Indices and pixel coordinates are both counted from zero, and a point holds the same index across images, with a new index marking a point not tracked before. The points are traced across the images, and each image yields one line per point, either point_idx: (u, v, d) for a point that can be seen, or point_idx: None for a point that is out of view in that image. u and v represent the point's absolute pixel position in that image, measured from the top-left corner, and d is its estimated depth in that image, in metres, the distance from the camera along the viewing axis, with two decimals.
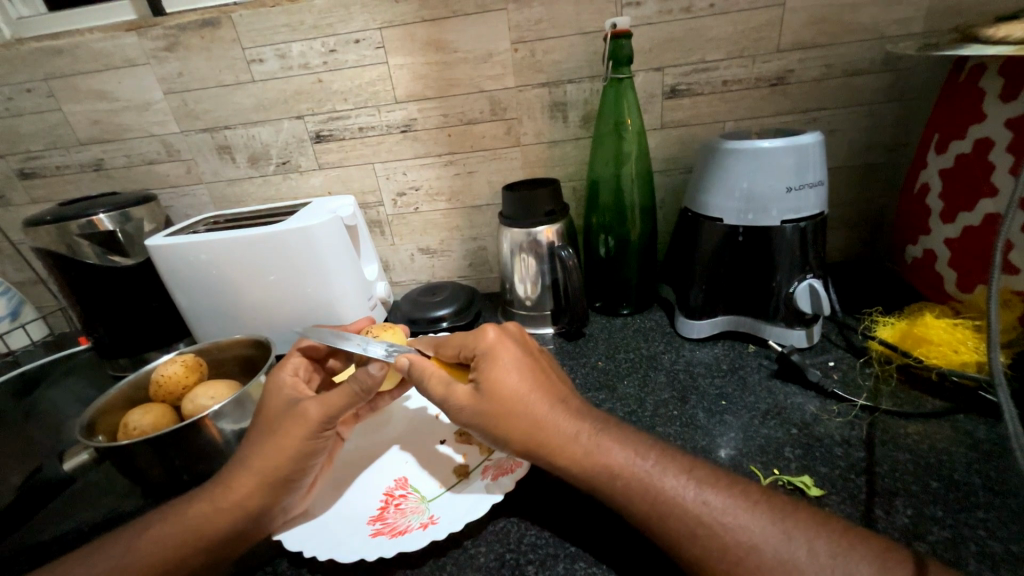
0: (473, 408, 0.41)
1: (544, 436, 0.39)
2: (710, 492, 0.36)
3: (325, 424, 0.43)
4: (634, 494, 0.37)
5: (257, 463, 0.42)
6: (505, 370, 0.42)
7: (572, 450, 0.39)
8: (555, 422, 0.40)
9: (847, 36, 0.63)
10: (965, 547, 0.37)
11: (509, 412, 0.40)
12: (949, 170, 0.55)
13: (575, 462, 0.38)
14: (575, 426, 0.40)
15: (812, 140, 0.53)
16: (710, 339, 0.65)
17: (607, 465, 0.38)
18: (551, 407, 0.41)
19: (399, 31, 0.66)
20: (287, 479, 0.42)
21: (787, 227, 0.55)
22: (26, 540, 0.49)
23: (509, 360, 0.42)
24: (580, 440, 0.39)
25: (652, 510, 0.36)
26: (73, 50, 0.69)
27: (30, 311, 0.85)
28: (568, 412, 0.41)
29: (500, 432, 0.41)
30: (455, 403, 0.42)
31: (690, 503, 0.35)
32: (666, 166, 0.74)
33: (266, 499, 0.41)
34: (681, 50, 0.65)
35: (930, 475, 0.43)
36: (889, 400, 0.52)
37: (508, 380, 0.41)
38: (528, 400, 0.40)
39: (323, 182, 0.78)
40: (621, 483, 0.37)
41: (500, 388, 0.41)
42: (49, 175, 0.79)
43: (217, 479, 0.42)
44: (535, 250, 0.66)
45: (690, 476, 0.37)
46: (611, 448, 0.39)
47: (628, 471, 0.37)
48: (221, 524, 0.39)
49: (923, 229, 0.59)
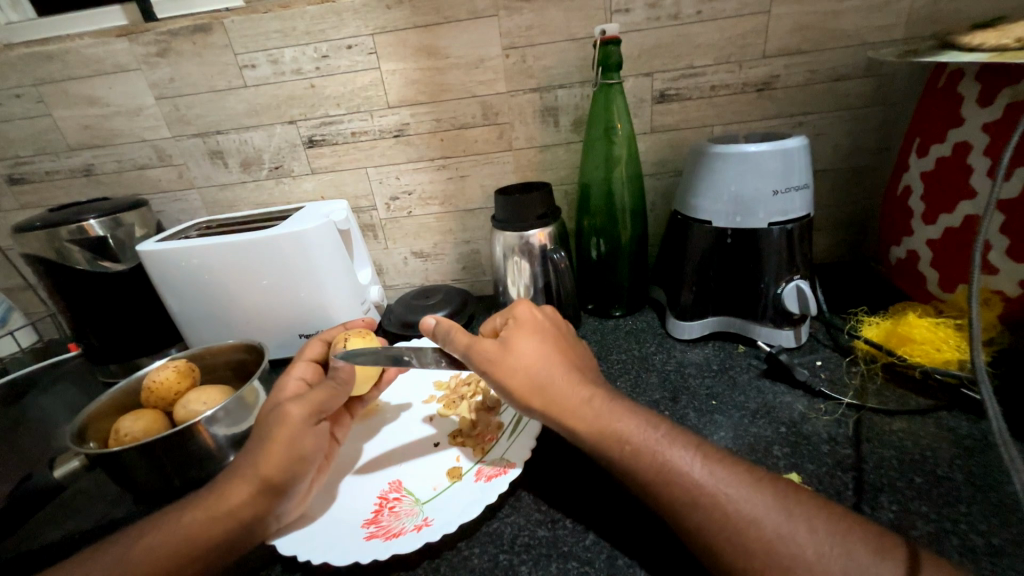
0: (494, 356, 0.43)
1: (556, 394, 0.41)
2: (716, 466, 0.37)
3: (310, 419, 0.44)
4: (642, 463, 0.37)
5: (250, 470, 0.41)
6: (530, 334, 0.45)
7: (584, 412, 0.40)
8: (568, 385, 0.42)
9: (831, 42, 0.65)
10: (948, 540, 0.38)
11: (529, 364, 0.43)
12: (930, 172, 0.56)
13: (587, 424, 0.40)
14: (590, 391, 0.42)
15: (797, 145, 0.54)
16: (701, 340, 0.66)
17: (616, 432, 0.39)
18: (568, 372, 0.43)
19: (392, 37, 0.67)
20: (281, 484, 0.41)
21: (774, 229, 0.56)
22: (20, 549, 0.49)
23: (534, 326, 0.46)
24: (592, 404, 0.41)
25: (658, 479, 0.36)
26: (63, 55, 0.69)
27: (18, 318, 0.84)
28: (582, 380, 0.43)
29: (518, 379, 0.42)
30: (477, 351, 0.44)
31: (697, 474, 0.36)
32: (656, 169, 0.75)
33: (260, 508, 0.40)
34: (670, 55, 0.67)
35: (915, 471, 0.44)
36: (875, 398, 0.53)
37: (533, 341, 0.44)
38: (550, 361, 0.43)
39: (316, 186, 0.78)
40: (630, 449, 0.38)
41: (522, 342, 0.44)
42: (38, 180, 0.78)
43: (207, 490, 0.41)
44: (528, 252, 0.67)
45: (695, 449, 0.38)
46: (620, 417, 0.40)
47: (636, 440, 0.38)
48: (216, 532, 0.39)
49: (906, 229, 0.60)
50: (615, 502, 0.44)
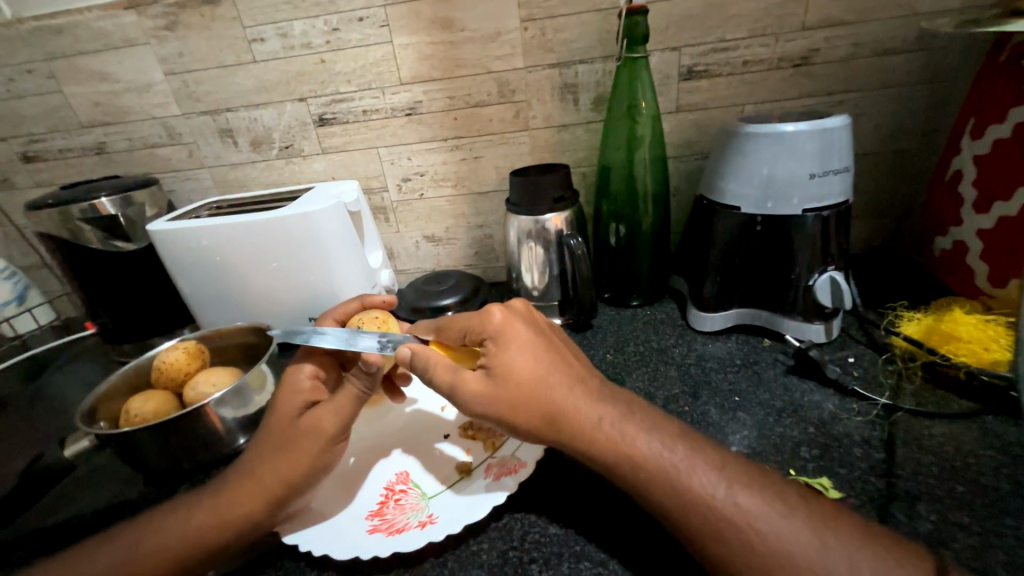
0: (483, 394, 0.40)
1: (565, 424, 0.38)
2: (742, 491, 0.34)
3: (337, 435, 0.43)
4: (657, 490, 0.35)
5: (267, 475, 0.40)
6: (518, 354, 0.40)
7: (595, 437, 0.37)
8: (577, 406, 0.39)
9: (878, 11, 0.60)
10: (993, 555, 0.35)
11: (528, 397, 0.39)
12: (984, 156, 0.51)
13: (599, 451, 0.37)
14: (597, 411, 0.38)
15: (839, 124, 0.50)
16: (723, 333, 0.63)
17: (631, 455, 0.36)
18: (572, 393, 0.39)
19: (405, 9, 0.63)
20: (298, 492, 0.41)
21: (808, 216, 0.52)
22: (32, 525, 0.49)
23: (520, 343, 0.41)
24: (603, 426, 0.38)
25: (675, 508, 0.34)
26: (72, 29, 0.67)
27: (36, 296, 0.85)
28: (588, 396, 0.39)
29: (521, 419, 0.39)
30: (464, 388, 0.40)
31: (721, 506, 0.33)
32: (681, 151, 0.71)
33: (270, 514, 0.40)
34: (699, 28, 0.62)
35: (955, 478, 0.41)
36: (912, 399, 0.49)
37: (522, 365, 0.39)
38: (547, 382, 0.39)
39: (327, 167, 0.76)
40: (644, 475, 0.35)
41: (513, 375, 0.39)
42: (52, 158, 0.78)
43: (221, 490, 0.41)
44: (543, 237, 0.64)
45: (722, 474, 0.35)
46: (634, 438, 0.37)
47: (650, 465, 0.36)
48: (223, 537, 0.39)
49: (953, 219, 0.56)
50: (627, 505, 0.42)
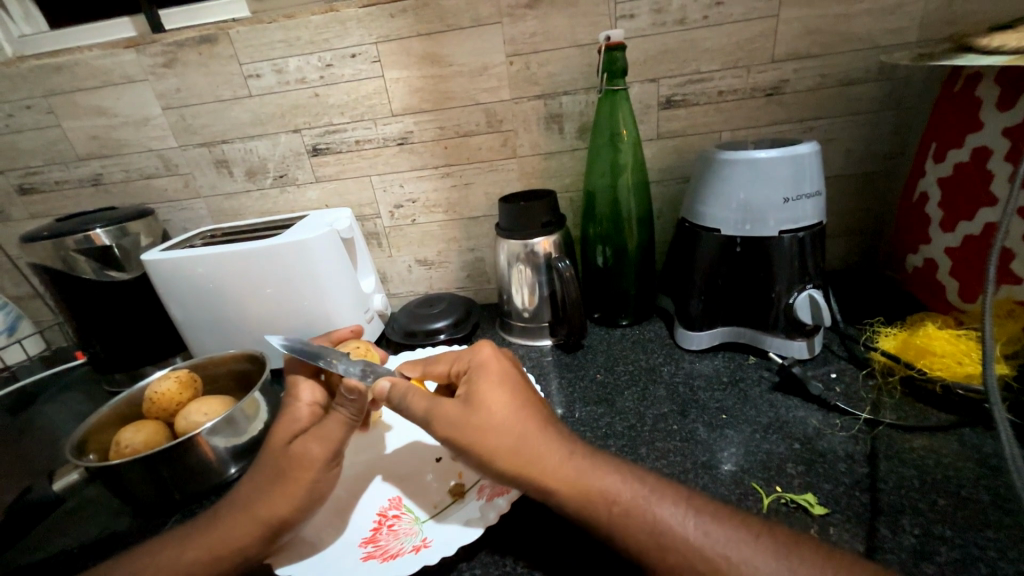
0: (457, 420, 0.40)
1: (537, 453, 0.38)
2: (712, 524, 0.35)
3: (330, 459, 0.43)
4: (631, 525, 0.35)
5: (252, 511, 0.40)
6: (497, 386, 0.42)
7: (567, 469, 0.38)
8: (550, 438, 0.40)
9: (843, 45, 0.63)
10: (975, 568, 0.35)
11: (502, 424, 0.39)
12: (947, 178, 0.54)
13: (570, 483, 0.37)
14: (570, 446, 0.40)
15: (808, 151, 0.53)
16: (709, 351, 0.65)
17: (602, 489, 0.37)
18: (545, 426, 0.40)
19: (395, 46, 0.66)
20: (286, 527, 0.41)
21: (785, 237, 0.54)
22: (17, 560, 0.49)
23: (500, 376, 0.43)
24: (575, 459, 0.39)
25: (649, 541, 0.34)
26: (73, 67, 0.69)
27: (26, 326, 0.85)
28: (560, 432, 0.41)
29: (491, 444, 0.38)
30: (439, 414, 0.41)
31: (692, 537, 0.34)
32: (663, 175, 0.73)
33: (260, 548, 0.40)
34: (675, 61, 0.66)
35: (937, 492, 0.42)
36: (892, 413, 0.51)
37: (499, 396, 0.41)
38: (522, 411, 0.40)
39: (320, 195, 0.78)
40: (619, 509, 0.36)
41: (490, 402, 0.40)
42: (48, 190, 0.79)
43: (212, 524, 0.41)
44: (532, 261, 0.66)
45: (688, 505, 0.36)
46: (607, 473, 0.38)
47: (624, 498, 0.36)
48: (217, 572, 0.39)
49: (923, 237, 0.58)
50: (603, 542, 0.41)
